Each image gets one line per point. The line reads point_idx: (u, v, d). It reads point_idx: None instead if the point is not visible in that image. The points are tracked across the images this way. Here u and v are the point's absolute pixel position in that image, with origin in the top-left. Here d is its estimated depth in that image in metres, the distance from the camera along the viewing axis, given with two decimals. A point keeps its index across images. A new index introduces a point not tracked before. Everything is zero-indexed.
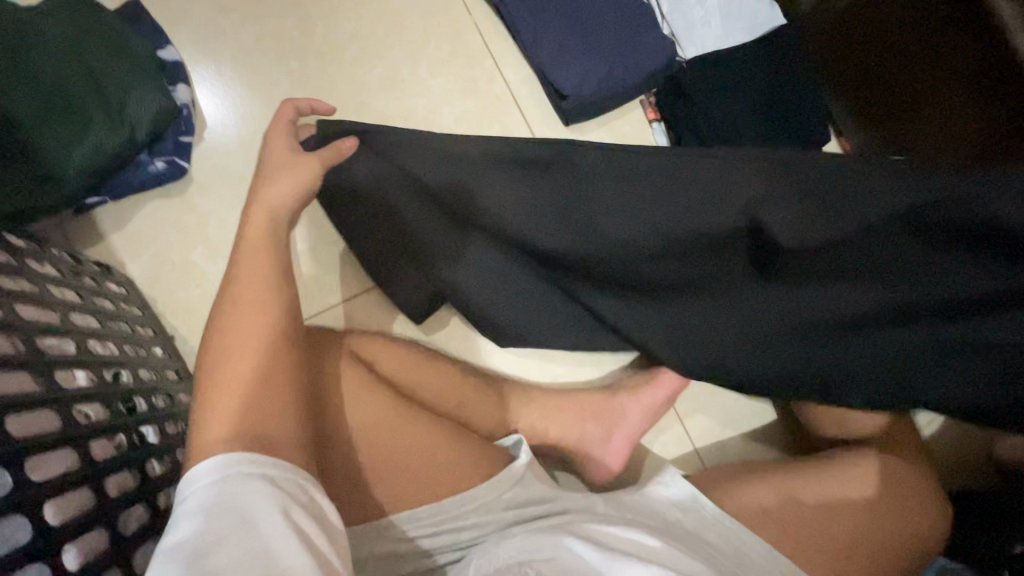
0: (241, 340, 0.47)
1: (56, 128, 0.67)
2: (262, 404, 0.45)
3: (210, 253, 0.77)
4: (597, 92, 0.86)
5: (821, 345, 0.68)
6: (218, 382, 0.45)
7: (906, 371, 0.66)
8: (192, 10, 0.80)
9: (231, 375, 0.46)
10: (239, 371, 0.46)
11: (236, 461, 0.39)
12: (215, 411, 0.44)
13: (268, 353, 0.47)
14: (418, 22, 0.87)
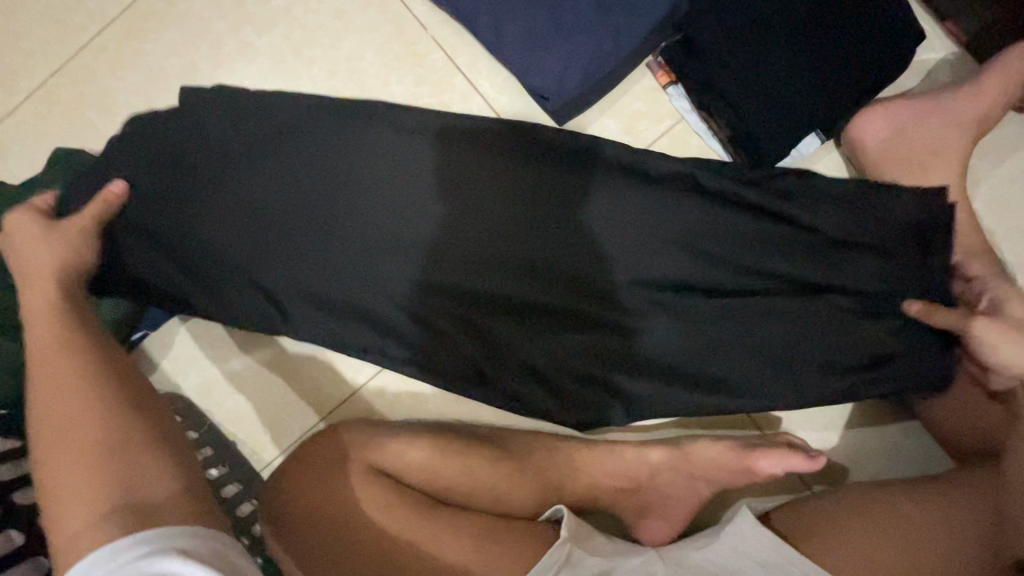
0: (67, 433, 0.48)
1: None
2: (128, 465, 0.47)
3: (243, 358, 0.80)
4: (584, 81, 0.72)
5: (767, 366, 0.63)
6: (63, 462, 0.47)
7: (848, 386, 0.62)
8: None
9: (62, 449, 0.48)
10: (83, 453, 0.47)
11: (129, 545, 0.40)
12: (68, 485, 0.45)
13: (112, 430, 0.49)
14: (374, 61, 0.79)
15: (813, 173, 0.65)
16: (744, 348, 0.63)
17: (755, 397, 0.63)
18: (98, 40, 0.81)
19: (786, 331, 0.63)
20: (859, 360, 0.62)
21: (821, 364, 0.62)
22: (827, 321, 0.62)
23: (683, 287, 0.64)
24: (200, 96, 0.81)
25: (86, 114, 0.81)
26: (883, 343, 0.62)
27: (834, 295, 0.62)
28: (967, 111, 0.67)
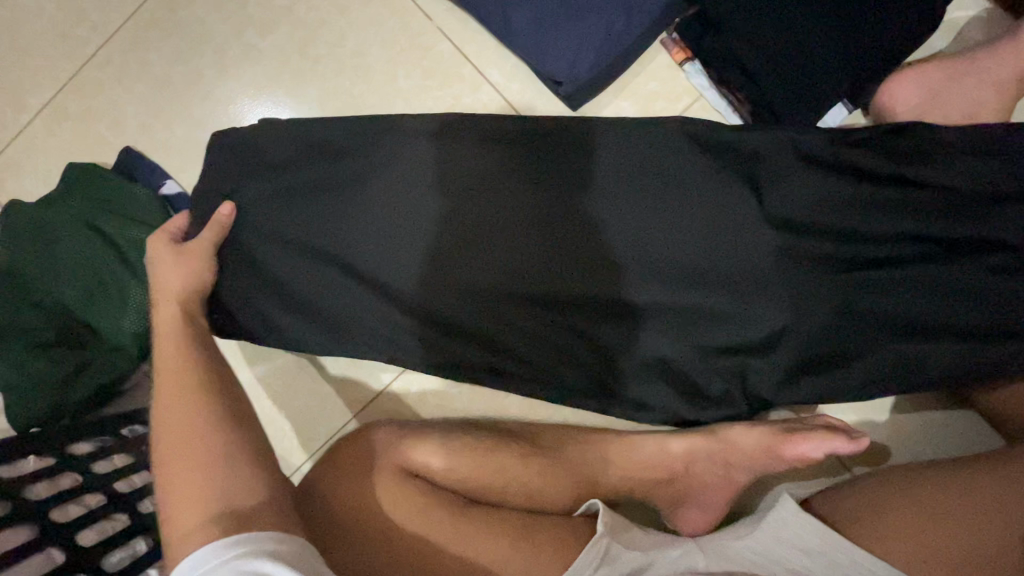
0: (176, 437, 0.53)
1: (103, 303, 0.73)
2: (223, 468, 0.51)
3: (268, 365, 0.80)
4: (597, 63, 0.69)
5: (873, 345, 0.58)
6: (173, 465, 0.51)
7: (971, 365, 0.57)
8: (174, 137, 0.80)
9: (170, 453, 0.52)
10: (187, 456, 0.51)
11: (221, 547, 0.43)
12: (177, 488, 0.49)
13: (208, 433, 0.53)
14: (380, 56, 0.77)
15: (908, 132, 0.60)
16: (835, 333, 0.58)
17: (851, 387, 0.59)
18: (103, 52, 0.80)
19: (896, 304, 0.57)
20: (969, 329, 0.56)
21: (922, 337, 0.57)
22: (941, 291, 0.57)
23: (767, 269, 0.59)
24: (207, 103, 0.80)
25: (97, 129, 0.80)
26: (1013, 314, 0.56)
27: (952, 261, 0.57)
28: (1005, 68, 0.63)
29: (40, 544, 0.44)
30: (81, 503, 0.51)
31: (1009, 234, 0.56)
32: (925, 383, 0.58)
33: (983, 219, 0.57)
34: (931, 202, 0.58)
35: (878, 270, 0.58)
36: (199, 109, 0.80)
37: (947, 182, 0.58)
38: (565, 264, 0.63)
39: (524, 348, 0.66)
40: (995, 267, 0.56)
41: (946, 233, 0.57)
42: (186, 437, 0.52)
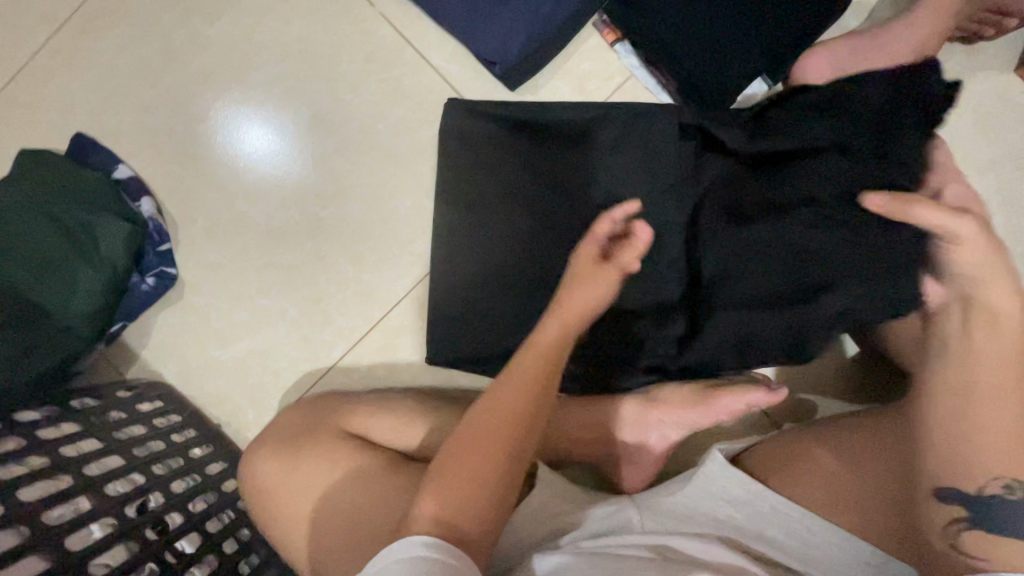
0: (490, 425, 0.50)
1: (55, 284, 0.75)
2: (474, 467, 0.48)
3: (221, 343, 0.82)
4: (529, 44, 0.73)
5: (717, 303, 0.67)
6: (465, 462, 0.49)
7: (796, 321, 0.64)
8: (125, 122, 0.82)
9: (487, 434, 0.50)
10: (481, 439, 0.50)
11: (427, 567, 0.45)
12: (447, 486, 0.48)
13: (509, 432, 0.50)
14: (324, 41, 0.80)
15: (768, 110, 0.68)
16: (708, 294, 0.68)
17: (722, 341, 0.68)
18: (52, 40, 0.82)
19: (733, 264, 0.66)
20: (782, 295, 0.64)
21: (760, 300, 0.65)
22: (770, 252, 0.65)
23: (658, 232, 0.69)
24: (156, 89, 0.82)
25: (48, 115, 0.82)
26: (826, 272, 0.62)
27: (777, 222, 0.64)
28: (905, 43, 0.67)
29: None
30: (23, 465, 0.53)
31: (834, 195, 0.62)
32: (767, 339, 0.66)
33: (811, 182, 0.63)
34: (772, 171, 0.66)
35: (720, 233, 0.67)
36: (148, 95, 0.82)
37: (788, 153, 0.66)
38: (526, 242, 0.72)
39: (490, 320, 0.73)
40: (817, 235, 0.62)
41: (779, 197, 0.65)
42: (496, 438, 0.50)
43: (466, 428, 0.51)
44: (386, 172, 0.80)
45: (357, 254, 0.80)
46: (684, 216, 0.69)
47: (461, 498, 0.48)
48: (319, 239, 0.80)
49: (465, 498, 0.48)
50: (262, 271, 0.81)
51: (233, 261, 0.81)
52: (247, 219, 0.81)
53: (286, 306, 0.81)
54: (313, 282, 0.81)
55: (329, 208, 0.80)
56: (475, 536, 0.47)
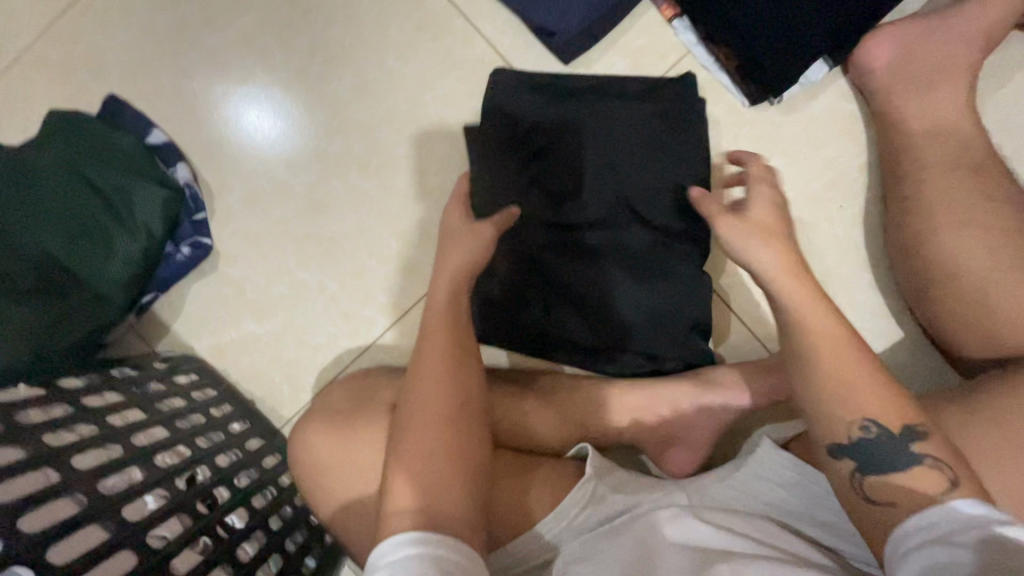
0: (434, 400, 0.54)
1: (87, 250, 0.72)
2: (423, 442, 0.53)
3: (257, 317, 0.79)
4: (589, 15, 0.71)
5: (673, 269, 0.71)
6: (411, 441, 0.53)
7: None
8: (161, 85, 0.79)
9: (419, 413, 0.54)
10: (427, 419, 0.54)
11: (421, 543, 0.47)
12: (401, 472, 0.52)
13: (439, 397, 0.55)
14: (371, 7, 0.77)
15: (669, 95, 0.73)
16: (646, 255, 0.72)
17: (665, 295, 0.71)
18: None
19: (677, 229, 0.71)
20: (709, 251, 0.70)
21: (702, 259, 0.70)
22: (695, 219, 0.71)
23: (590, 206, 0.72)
24: (194, 52, 0.79)
25: (78, 75, 0.79)
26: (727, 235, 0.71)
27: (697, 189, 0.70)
28: (972, 26, 0.66)
29: (39, 464, 0.44)
30: (74, 431, 0.50)
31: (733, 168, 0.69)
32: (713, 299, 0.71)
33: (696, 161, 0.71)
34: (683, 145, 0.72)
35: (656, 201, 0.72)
36: (186, 57, 0.79)
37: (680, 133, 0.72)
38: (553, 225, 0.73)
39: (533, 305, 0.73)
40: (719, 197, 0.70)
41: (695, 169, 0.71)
42: (434, 406, 0.54)
43: (407, 415, 0.55)
44: (432, 144, 0.78)
45: (401, 228, 0.78)
46: (604, 188, 0.72)
47: (435, 481, 0.52)
48: (362, 211, 0.78)
49: (441, 475, 0.52)
50: (301, 244, 0.79)
51: (270, 232, 0.79)
52: (287, 189, 0.79)
53: (326, 279, 0.79)
54: (354, 256, 0.79)
55: (372, 180, 0.78)
56: (456, 513, 0.51)
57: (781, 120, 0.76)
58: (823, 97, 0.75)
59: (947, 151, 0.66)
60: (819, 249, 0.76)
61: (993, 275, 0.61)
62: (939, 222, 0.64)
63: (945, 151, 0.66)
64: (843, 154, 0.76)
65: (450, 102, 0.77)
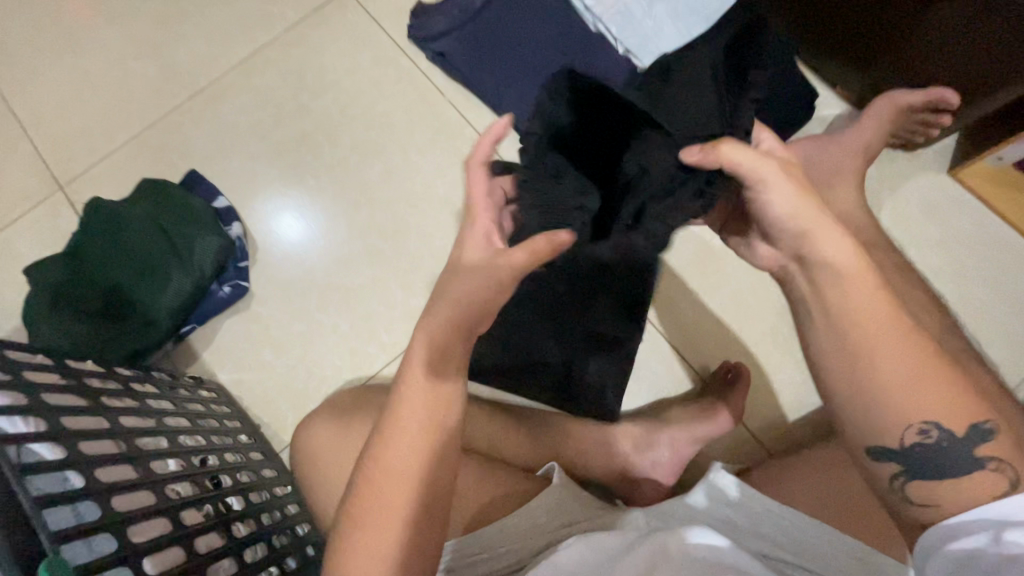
0: (396, 494, 0.51)
1: (148, 280, 0.88)
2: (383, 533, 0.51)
3: (275, 351, 0.92)
4: None
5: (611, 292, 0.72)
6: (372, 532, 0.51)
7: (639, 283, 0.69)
8: (232, 165, 1.01)
9: (379, 504, 0.51)
10: (385, 505, 0.51)
11: None
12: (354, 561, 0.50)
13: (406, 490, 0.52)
14: (402, 117, 1.02)
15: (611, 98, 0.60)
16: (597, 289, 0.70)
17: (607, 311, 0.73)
18: (188, 104, 1.05)
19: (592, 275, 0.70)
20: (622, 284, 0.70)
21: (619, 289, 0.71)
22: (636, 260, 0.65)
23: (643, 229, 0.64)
24: (263, 143, 1.02)
25: (171, 156, 1.02)
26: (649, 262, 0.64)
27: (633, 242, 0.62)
28: (856, 142, 0.85)
29: (94, 411, 0.55)
30: (121, 400, 0.61)
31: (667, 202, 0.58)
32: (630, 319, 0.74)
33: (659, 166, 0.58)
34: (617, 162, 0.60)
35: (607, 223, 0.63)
36: (256, 146, 1.02)
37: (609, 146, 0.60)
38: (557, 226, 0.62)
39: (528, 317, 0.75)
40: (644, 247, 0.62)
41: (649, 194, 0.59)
42: (397, 498, 0.51)
43: (372, 506, 0.51)
44: (438, 216, 0.97)
45: (407, 280, 0.94)
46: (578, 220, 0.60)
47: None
48: (377, 266, 0.95)
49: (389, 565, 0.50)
50: (323, 290, 0.94)
51: (299, 279, 0.95)
52: (317, 246, 0.97)
53: (341, 320, 0.93)
54: (365, 301, 0.93)
55: (388, 242, 0.96)
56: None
57: None
58: None
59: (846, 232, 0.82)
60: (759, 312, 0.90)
61: None
62: None
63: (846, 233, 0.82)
64: None
65: (456, 186, 0.98)
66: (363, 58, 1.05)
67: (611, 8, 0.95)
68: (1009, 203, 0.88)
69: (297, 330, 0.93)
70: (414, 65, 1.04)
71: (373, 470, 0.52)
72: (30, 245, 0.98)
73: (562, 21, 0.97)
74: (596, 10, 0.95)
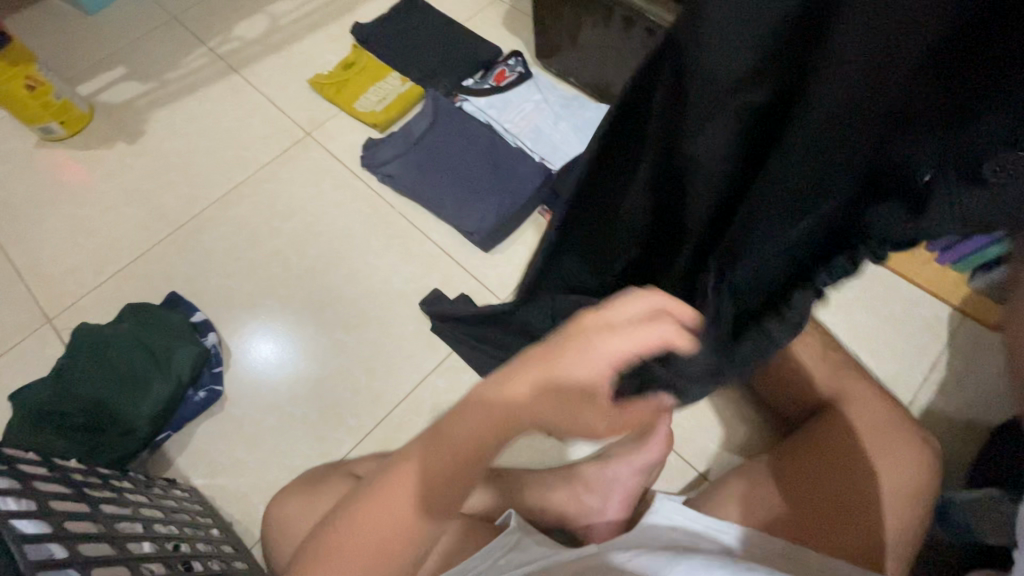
0: (377, 520, 0.46)
1: (130, 391, 0.95)
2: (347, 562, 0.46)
3: (247, 448, 0.98)
4: (496, 221, 1.12)
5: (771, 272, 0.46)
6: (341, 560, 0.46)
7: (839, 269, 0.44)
8: (210, 284, 1.14)
9: (368, 519, 0.46)
10: (361, 545, 0.46)
11: None
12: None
13: (399, 526, 0.46)
14: (360, 228, 1.19)
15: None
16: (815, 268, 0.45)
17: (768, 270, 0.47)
18: (171, 237, 1.21)
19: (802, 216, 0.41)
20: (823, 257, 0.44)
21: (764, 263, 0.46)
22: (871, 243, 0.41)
23: (852, 149, 0.36)
24: (238, 262, 1.17)
25: (154, 282, 1.15)
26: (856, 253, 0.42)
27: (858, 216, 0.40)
28: None
29: (77, 498, 0.61)
30: (101, 491, 0.67)
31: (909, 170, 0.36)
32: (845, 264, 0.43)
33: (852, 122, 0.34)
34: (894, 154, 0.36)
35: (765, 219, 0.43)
36: (232, 265, 1.16)
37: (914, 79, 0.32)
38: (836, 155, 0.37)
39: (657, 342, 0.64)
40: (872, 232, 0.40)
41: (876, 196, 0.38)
42: (390, 541, 0.46)
43: (362, 516, 0.47)
44: (396, 307, 1.10)
45: (370, 366, 1.04)
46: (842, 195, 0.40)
47: None
48: (342, 357, 1.05)
49: None
50: (293, 384, 1.03)
51: (270, 378, 1.04)
52: (287, 345, 1.07)
53: (310, 410, 1.00)
54: (332, 390, 1.02)
55: (352, 335, 1.07)
56: None
57: None
58: None
59: None
60: None
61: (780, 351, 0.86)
62: None
63: None
64: None
65: (409, 279, 1.12)
66: (325, 184, 1.25)
67: (525, 128, 1.22)
68: None
69: (269, 424, 1.00)
70: (368, 185, 1.23)
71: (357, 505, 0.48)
72: (16, 374, 1.05)
73: (488, 140, 1.22)
74: (513, 132, 1.22)
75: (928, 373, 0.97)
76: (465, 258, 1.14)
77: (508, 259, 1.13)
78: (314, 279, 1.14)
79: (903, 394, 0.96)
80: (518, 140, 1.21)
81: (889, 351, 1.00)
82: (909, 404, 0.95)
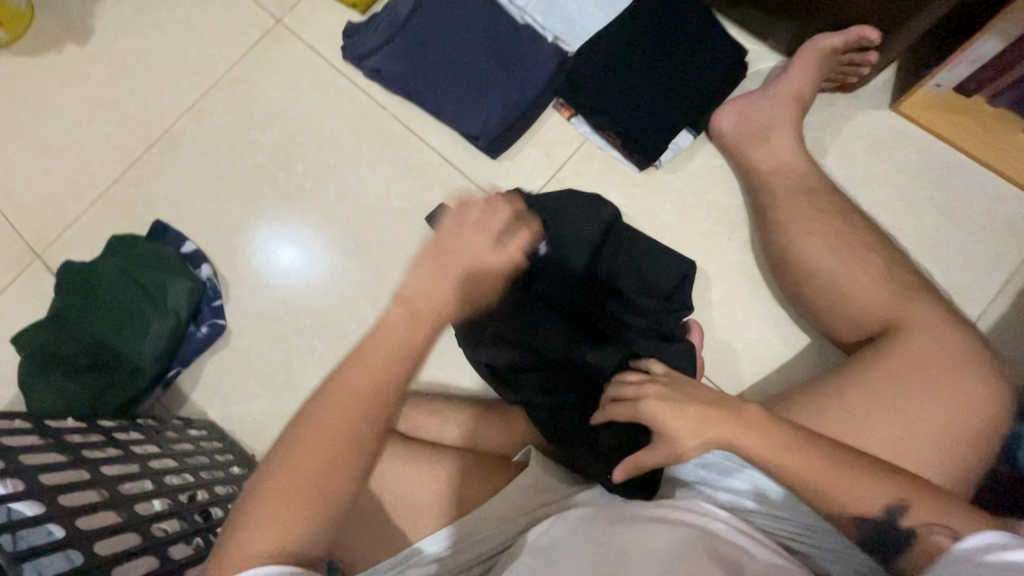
0: (323, 436, 0.51)
1: (128, 331, 0.91)
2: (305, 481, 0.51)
3: (259, 382, 0.95)
4: (503, 122, 0.95)
5: None
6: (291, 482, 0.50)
7: None
8: (194, 209, 1.04)
9: (310, 443, 0.51)
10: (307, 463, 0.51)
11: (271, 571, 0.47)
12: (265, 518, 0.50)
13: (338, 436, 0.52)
14: (349, 136, 1.04)
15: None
16: None
17: None
18: (144, 156, 1.09)
19: None
20: None
21: None
22: None
23: None
24: (220, 183, 1.05)
25: (136, 209, 1.06)
26: None
27: None
28: (788, 92, 0.86)
29: (75, 465, 0.59)
30: (105, 451, 0.65)
31: None
32: None
33: None
34: None
35: None
36: (214, 187, 1.05)
37: None
38: None
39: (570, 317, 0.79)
40: None
41: None
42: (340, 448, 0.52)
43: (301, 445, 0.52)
44: (396, 228, 0.99)
45: (374, 294, 0.97)
46: None
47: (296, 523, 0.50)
48: (344, 285, 0.98)
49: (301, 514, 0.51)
50: (296, 315, 0.97)
51: (271, 310, 0.98)
52: (284, 274, 1.00)
53: (317, 342, 0.96)
54: (337, 321, 0.96)
55: (351, 260, 0.99)
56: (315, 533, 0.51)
57: (667, 179, 0.95)
58: (696, 158, 0.95)
59: (787, 183, 0.82)
60: (719, 275, 0.90)
61: (838, 270, 0.74)
62: (796, 233, 0.78)
63: (787, 183, 0.82)
64: (723, 198, 0.93)
65: (408, 195, 1.00)
66: (304, 84, 1.08)
67: None
68: (949, 129, 0.89)
69: (276, 357, 0.96)
70: (353, 84, 1.06)
71: (316, 406, 0.53)
72: (18, 313, 1.02)
73: (489, 16, 1.00)
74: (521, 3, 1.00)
75: (1004, 284, 0.85)
76: (470, 168, 1.00)
77: (518, 166, 0.99)
78: (304, 199, 1.03)
79: (971, 308, 0.85)
80: (526, 14, 1.00)
81: (960, 259, 0.87)
82: (976, 319, 0.84)
